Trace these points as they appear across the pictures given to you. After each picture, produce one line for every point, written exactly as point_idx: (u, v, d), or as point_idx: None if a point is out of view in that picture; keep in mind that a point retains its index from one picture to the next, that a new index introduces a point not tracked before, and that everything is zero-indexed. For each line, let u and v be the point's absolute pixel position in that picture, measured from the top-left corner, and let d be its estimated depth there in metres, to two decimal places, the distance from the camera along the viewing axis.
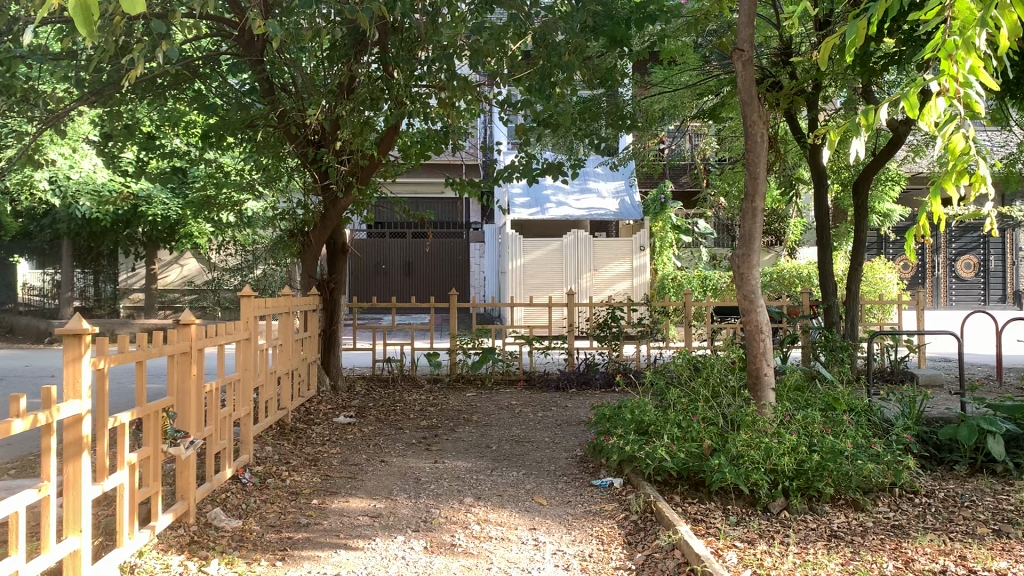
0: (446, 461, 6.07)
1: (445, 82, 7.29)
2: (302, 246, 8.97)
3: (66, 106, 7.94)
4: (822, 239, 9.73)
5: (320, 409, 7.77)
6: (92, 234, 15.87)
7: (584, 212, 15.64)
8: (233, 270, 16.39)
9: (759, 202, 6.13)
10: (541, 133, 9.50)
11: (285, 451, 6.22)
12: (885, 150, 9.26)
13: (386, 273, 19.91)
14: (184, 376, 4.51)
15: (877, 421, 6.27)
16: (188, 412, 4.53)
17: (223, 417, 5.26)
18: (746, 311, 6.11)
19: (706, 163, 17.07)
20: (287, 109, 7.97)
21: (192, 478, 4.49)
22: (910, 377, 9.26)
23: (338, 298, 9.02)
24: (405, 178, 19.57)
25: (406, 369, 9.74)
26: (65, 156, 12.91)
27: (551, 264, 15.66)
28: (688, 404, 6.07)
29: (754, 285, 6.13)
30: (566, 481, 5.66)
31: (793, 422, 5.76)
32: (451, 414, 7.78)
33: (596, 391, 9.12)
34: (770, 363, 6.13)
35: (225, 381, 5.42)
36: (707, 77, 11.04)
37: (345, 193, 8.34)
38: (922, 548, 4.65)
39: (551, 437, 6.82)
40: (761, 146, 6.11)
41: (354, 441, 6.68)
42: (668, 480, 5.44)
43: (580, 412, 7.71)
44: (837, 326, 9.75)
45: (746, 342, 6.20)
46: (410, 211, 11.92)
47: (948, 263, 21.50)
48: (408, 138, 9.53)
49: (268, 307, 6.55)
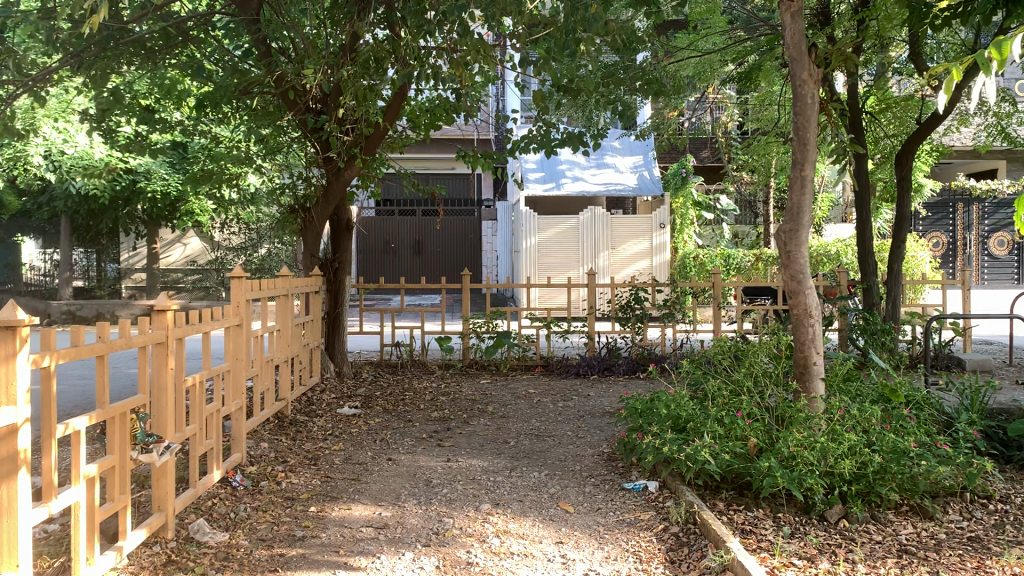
0: (460, 460, 5.48)
1: (457, 41, 6.62)
2: (303, 223, 8.29)
3: (46, 70, 7.33)
4: (862, 215, 9.06)
5: (322, 399, 7.19)
6: (90, 212, 15.30)
7: (601, 187, 14.86)
8: (237, 249, 15.80)
9: (809, 171, 5.46)
10: (561, 101, 8.81)
11: (282, 448, 5.64)
12: (931, 119, 8.51)
13: (395, 251, 19.30)
14: (161, 371, 3.92)
15: (938, 415, 5.64)
16: (166, 413, 3.93)
17: (210, 413, 4.66)
18: (793, 294, 5.47)
19: (728, 136, 16.36)
20: (285, 73, 7.33)
21: (170, 488, 3.92)
22: (957, 362, 8.62)
23: (343, 278, 8.44)
24: (415, 152, 19.07)
25: (415, 354, 9.14)
26: (59, 129, 12.31)
27: (566, 242, 14.99)
28: (729, 396, 5.45)
29: (803, 263, 5.48)
30: (594, 483, 5.05)
31: (847, 418, 5.15)
32: (465, 404, 7.19)
33: (619, 378, 8.50)
34: (820, 352, 5.48)
35: (214, 371, 4.83)
36: (737, 41, 10.33)
37: (350, 164, 7.69)
38: (1010, 567, 4.06)
39: (574, 432, 6.22)
40: (811, 108, 5.47)
41: (358, 436, 6.10)
42: (709, 485, 4.86)
43: (605, 403, 7.12)
44: (878, 308, 9.11)
45: (793, 328, 5.56)
46: (420, 186, 11.29)
47: (981, 241, 20.50)
48: (417, 107, 8.89)
49: (263, 290, 5.95)
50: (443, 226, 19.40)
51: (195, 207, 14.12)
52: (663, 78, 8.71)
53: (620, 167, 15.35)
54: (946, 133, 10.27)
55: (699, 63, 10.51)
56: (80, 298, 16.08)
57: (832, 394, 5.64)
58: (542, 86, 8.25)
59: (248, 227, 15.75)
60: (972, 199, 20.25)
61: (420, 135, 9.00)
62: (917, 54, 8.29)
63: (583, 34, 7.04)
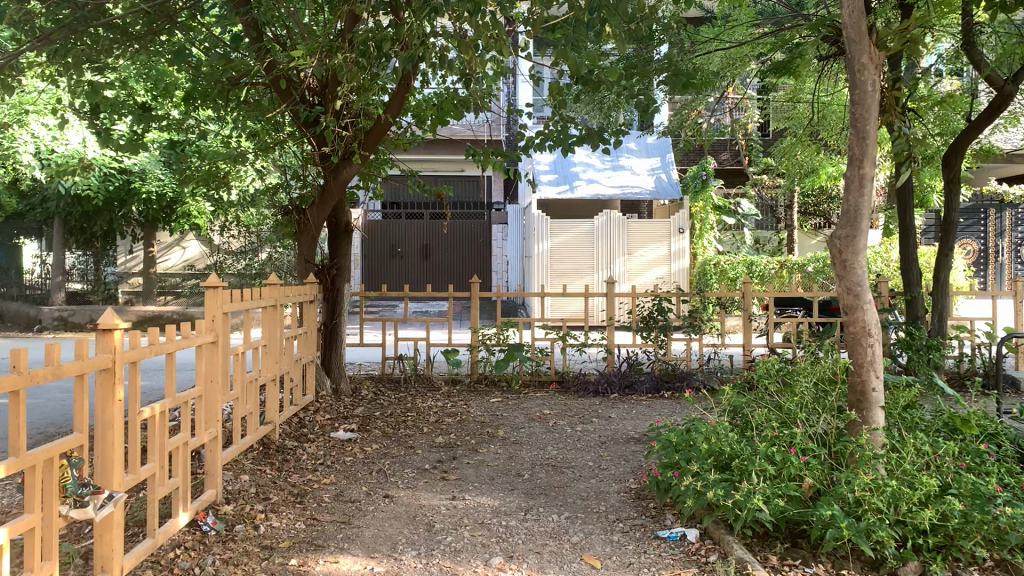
0: (466, 498, 4.78)
1: (466, 20, 5.86)
2: (298, 226, 7.60)
3: (15, 53, 6.71)
4: (906, 220, 8.31)
5: (316, 421, 6.51)
6: (84, 214, 14.73)
7: (617, 190, 14.13)
8: (237, 253, 15.10)
9: (870, 168, 4.74)
10: (579, 93, 8.04)
11: (264, 482, 4.95)
12: (985, 115, 7.70)
13: (402, 257, 18.62)
14: (106, 402, 3.24)
15: (1018, 450, 4.89)
16: (112, 452, 3.25)
17: (175, 447, 3.98)
18: (849, 309, 4.76)
19: (750, 137, 15.62)
20: (277, 60, 6.64)
21: (118, 543, 3.25)
22: (1011, 382, 7.88)
23: (341, 286, 7.75)
24: (423, 152, 18.44)
25: (420, 369, 8.44)
26: (48, 126, 11.70)
27: (580, 248, 14.26)
28: (778, 426, 4.74)
29: (861, 275, 4.76)
30: (622, 530, 4.33)
31: (919, 456, 4.42)
32: (473, 427, 6.49)
33: (640, 397, 7.78)
34: (880, 376, 4.76)
35: (182, 399, 4.13)
36: (766, 33, 9.62)
37: (350, 161, 6.99)
38: None
39: (595, 462, 5.52)
40: (872, 97, 4.76)
41: (352, 466, 5.40)
42: (760, 534, 4.15)
43: (628, 427, 6.41)
44: (923, 322, 8.36)
45: (848, 349, 4.84)
46: (425, 186, 10.56)
47: (1014, 248, 19.69)
48: (423, 101, 8.18)
49: (246, 301, 5.25)
50: (452, 230, 18.73)
51: (192, 209, 13.48)
52: (691, 69, 8.02)
53: (636, 169, 14.64)
54: (995, 133, 9.53)
55: (727, 56, 9.79)
56: (73, 302, 15.43)
57: (894, 426, 4.91)
58: (559, 78, 7.56)
59: (247, 230, 15.06)
60: (1004, 205, 19.51)
61: (426, 130, 8.30)
62: (972, 43, 7.59)
63: (607, 14, 6.32)
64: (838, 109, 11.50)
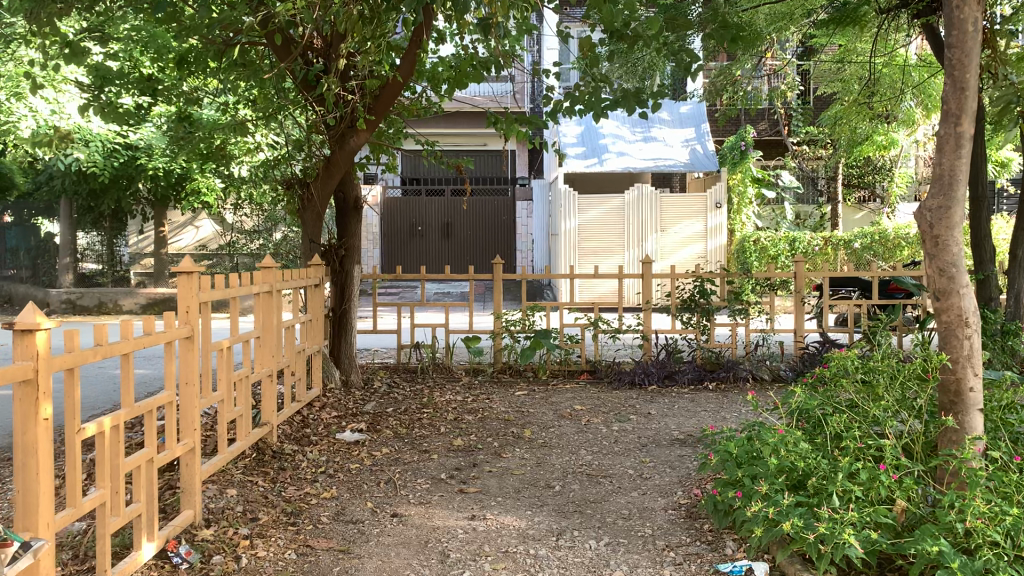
0: (487, 519, 4.07)
1: None
2: (302, 201, 6.89)
3: None
4: (979, 190, 7.43)
5: (320, 420, 5.83)
6: (91, 192, 14.17)
7: (649, 163, 13.29)
8: (250, 232, 14.49)
9: (969, 126, 3.88)
10: (613, 51, 7.21)
11: (253, 498, 4.26)
12: None
13: (422, 235, 17.89)
14: (26, 421, 2.55)
15: None
16: (35, 487, 2.55)
17: (136, 464, 3.29)
18: (942, 295, 3.94)
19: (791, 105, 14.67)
20: (272, 14, 5.89)
21: None
22: None
23: (350, 268, 7.05)
24: (442, 126, 17.93)
25: (439, 358, 7.74)
26: (47, 99, 11.07)
27: (610, 225, 13.44)
28: (860, 437, 3.95)
29: (957, 255, 3.93)
30: (673, 562, 3.59)
31: None
32: (495, 426, 5.78)
33: (681, 390, 7.03)
34: (979, 375, 3.95)
35: (147, 408, 3.44)
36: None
37: (356, 128, 6.24)
38: None
39: (636, 471, 4.78)
40: (972, 39, 3.90)
41: (357, 476, 4.72)
42: (848, 571, 3.41)
43: (672, 427, 5.69)
44: (998, 305, 7.51)
45: (940, 344, 4.04)
46: (443, 159, 9.79)
47: None
48: (439, 64, 7.42)
49: (231, 287, 4.53)
50: (474, 207, 17.98)
51: (201, 186, 12.86)
52: (739, 22, 7.18)
53: (669, 141, 13.78)
54: None
55: (774, 11, 8.88)
56: (83, 284, 14.85)
57: (998, 435, 4.09)
58: (590, 33, 6.71)
59: (261, 208, 14.42)
60: None
61: (443, 96, 7.53)
62: None
63: None
64: (892, 71, 10.59)
